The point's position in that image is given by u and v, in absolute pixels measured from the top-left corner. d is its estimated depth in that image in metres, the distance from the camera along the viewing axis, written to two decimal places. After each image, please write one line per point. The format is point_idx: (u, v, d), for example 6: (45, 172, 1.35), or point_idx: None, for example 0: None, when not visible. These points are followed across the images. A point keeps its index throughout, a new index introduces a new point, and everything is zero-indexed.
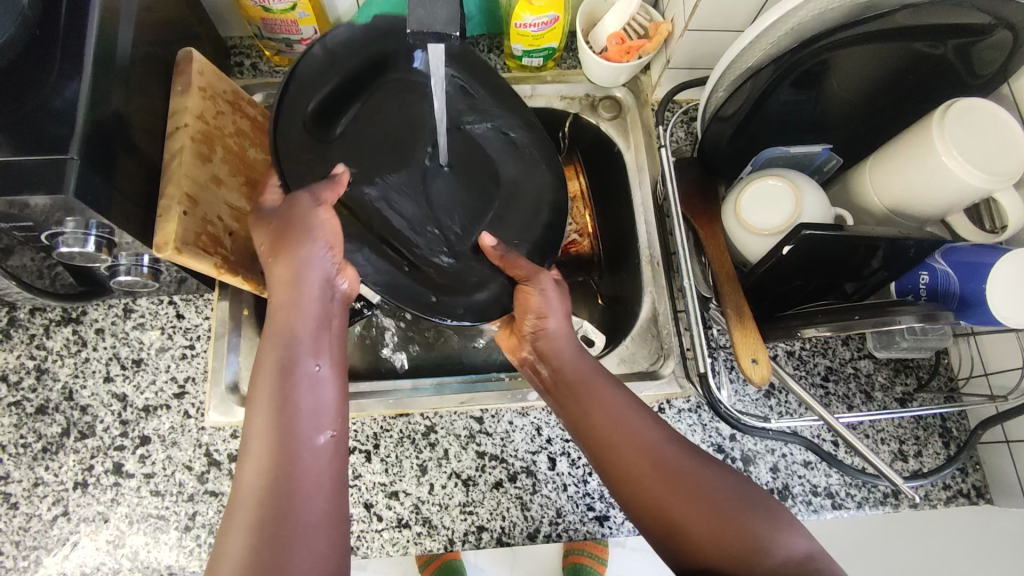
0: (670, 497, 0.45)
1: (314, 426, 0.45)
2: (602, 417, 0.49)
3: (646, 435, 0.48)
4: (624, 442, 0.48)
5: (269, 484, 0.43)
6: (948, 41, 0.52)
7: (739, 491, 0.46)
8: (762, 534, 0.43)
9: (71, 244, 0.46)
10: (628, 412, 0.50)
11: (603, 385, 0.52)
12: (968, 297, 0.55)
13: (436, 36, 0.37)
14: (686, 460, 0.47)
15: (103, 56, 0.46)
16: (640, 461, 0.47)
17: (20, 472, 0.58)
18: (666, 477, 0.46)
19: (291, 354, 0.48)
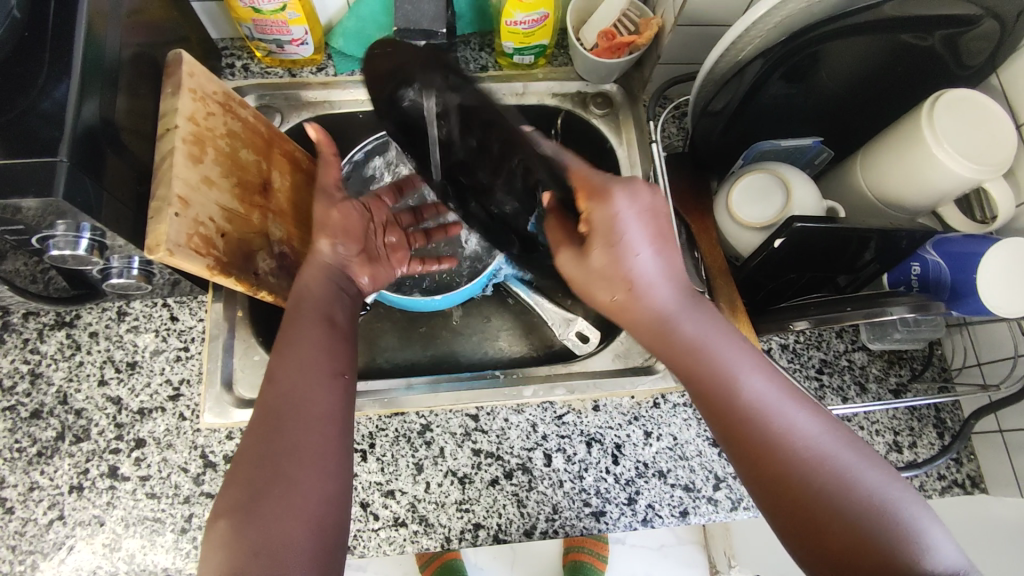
0: (812, 492, 0.41)
1: (329, 371, 0.48)
2: (726, 396, 0.46)
3: (795, 428, 0.43)
4: (750, 420, 0.44)
5: (275, 421, 0.45)
6: (936, 33, 0.52)
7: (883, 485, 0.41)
8: (913, 552, 0.38)
9: (62, 247, 0.46)
10: (768, 399, 0.45)
11: (737, 365, 0.47)
12: (958, 286, 0.56)
13: None
14: (829, 449, 0.42)
15: (92, 58, 0.46)
16: (768, 443, 0.43)
17: (15, 476, 0.58)
18: (812, 475, 0.41)
19: (308, 311, 0.52)
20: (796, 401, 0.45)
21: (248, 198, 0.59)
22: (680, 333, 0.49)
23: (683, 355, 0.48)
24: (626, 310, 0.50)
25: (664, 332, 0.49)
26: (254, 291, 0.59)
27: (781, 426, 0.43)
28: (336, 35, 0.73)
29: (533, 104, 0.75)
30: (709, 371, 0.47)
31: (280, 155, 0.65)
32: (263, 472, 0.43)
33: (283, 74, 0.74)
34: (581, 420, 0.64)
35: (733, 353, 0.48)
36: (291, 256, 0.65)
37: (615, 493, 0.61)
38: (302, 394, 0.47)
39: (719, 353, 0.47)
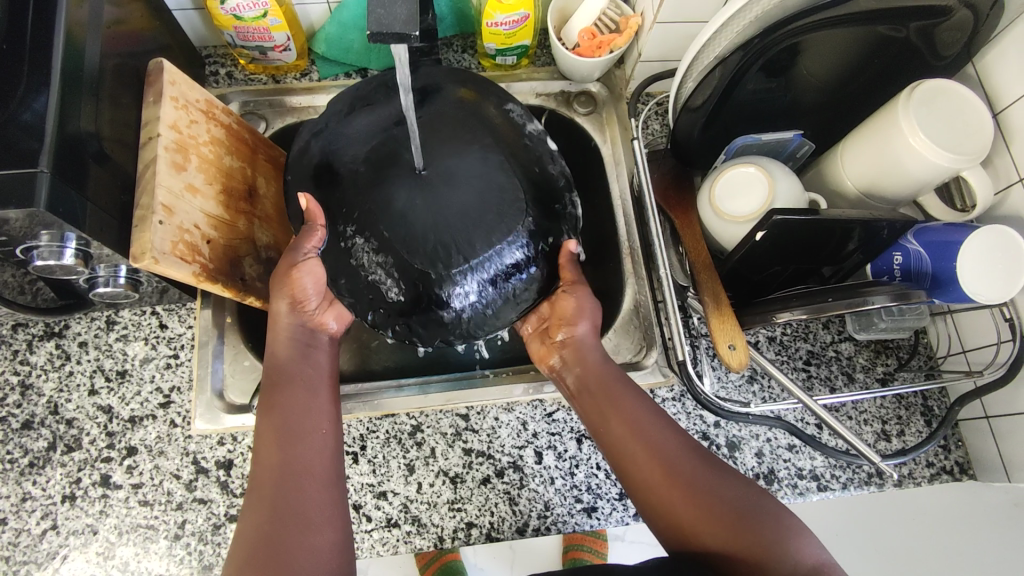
0: (685, 505, 0.46)
1: (310, 431, 0.50)
2: (618, 422, 0.51)
3: (667, 447, 0.49)
4: (644, 451, 0.49)
5: (270, 487, 0.47)
6: (909, 24, 0.53)
7: (757, 500, 0.46)
8: (780, 548, 0.43)
9: (46, 257, 0.46)
10: (650, 422, 0.51)
11: (626, 393, 0.53)
12: (940, 275, 0.56)
13: (396, 37, 0.37)
14: (705, 467, 0.48)
15: (72, 69, 0.46)
16: (659, 472, 0.48)
17: (8, 487, 0.58)
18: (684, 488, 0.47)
19: (282, 375, 0.54)
20: (670, 429, 0.51)
21: (234, 205, 0.59)
22: (592, 374, 0.55)
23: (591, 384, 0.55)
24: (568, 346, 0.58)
25: (583, 377, 0.56)
26: (241, 297, 0.59)
27: (668, 453, 0.49)
28: (319, 40, 0.73)
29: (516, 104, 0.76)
30: (612, 412, 0.52)
31: (264, 161, 0.65)
32: (263, 531, 0.45)
33: (266, 80, 0.74)
34: (571, 417, 0.64)
35: (634, 397, 0.53)
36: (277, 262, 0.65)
37: (606, 489, 0.61)
38: (288, 454, 0.49)
39: (620, 395, 0.53)
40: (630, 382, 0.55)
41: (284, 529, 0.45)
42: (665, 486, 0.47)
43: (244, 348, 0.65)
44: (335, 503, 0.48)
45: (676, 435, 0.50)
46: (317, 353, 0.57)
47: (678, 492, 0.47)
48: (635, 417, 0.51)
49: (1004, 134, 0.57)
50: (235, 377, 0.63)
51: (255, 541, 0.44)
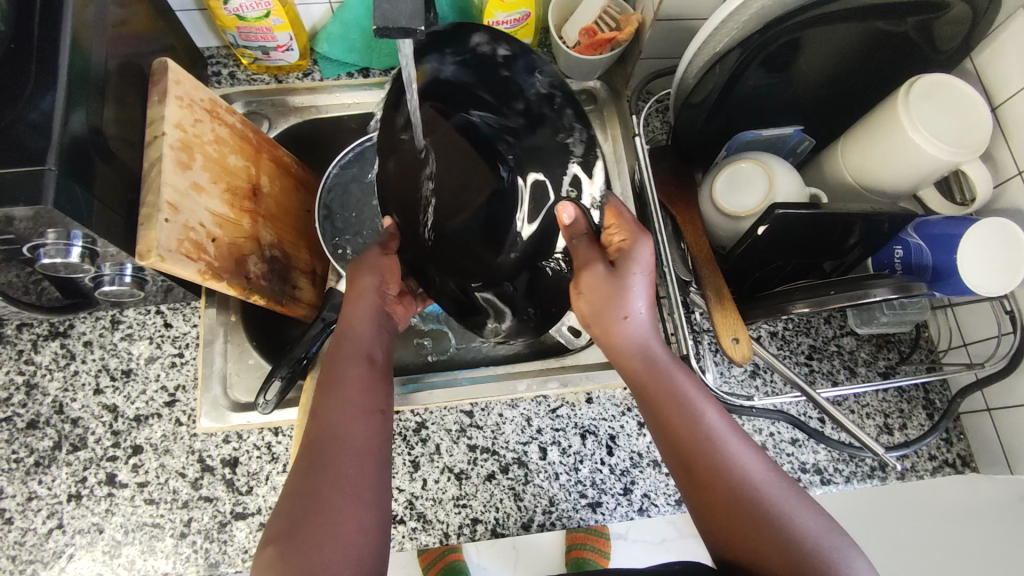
0: (745, 522, 0.42)
1: (365, 410, 0.47)
2: (680, 419, 0.46)
3: (734, 458, 0.44)
4: (706, 464, 0.44)
5: (313, 464, 0.44)
6: (908, 20, 0.53)
7: (827, 533, 0.41)
8: None
9: (53, 255, 0.47)
10: (717, 427, 0.46)
11: (693, 390, 0.48)
12: (941, 268, 0.56)
13: (402, 31, 0.37)
14: (775, 491, 0.43)
15: (78, 69, 0.47)
16: (722, 486, 0.43)
17: (14, 487, 0.58)
18: (746, 505, 0.42)
19: (350, 346, 0.51)
20: (742, 436, 0.46)
21: (238, 203, 0.59)
22: (650, 367, 0.49)
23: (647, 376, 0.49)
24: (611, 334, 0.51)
25: (635, 372, 0.50)
26: (246, 295, 0.59)
27: (734, 470, 0.44)
28: (321, 40, 0.73)
29: None
30: (673, 414, 0.47)
31: (268, 161, 0.65)
32: (299, 510, 0.42)
33: (269, 80, 0.75)
34: (575, 412, 0.64)
35: (699, 397, 0.48)
36: (281, 261, 0.65)
37: (611, 484, 0.62)
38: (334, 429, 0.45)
39: (680, 393, 0.48)
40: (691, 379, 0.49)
41: (313, 517, 0.41)
42: (724, 507, 0.43)
43: (248, 346, 0.65)
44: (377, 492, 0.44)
45: (742, 446, 0.45)
46: (383, 333, 0.54)
47: (739, 517, 0.42)
48: (699, 424, 0.46)
49: (1003, 128, 0.57)
50: (239, 374, 0.64)
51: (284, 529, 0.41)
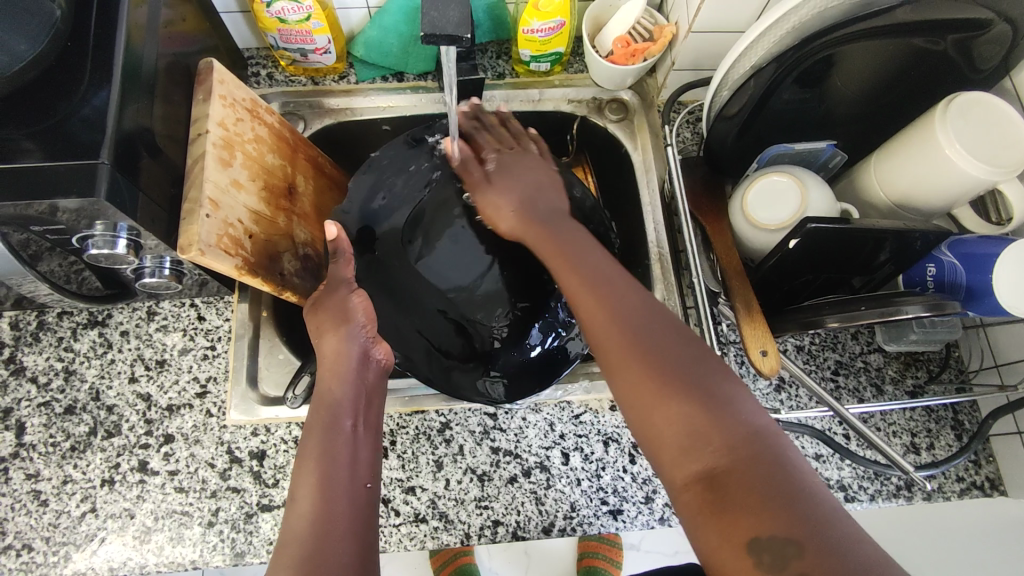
0: (624, 336, 0.43)
1: (354, 480, 0.47)
2: (573, 264, 0.49)
3: (617, 291, 0.46)
4: (591, 304, 0.46)
5: (305, 542, 0.43)
6: (947, 37, 0.53)
7: (703, 359, 0.42)
8: (720, 402, 0.40)
9: (100, 246, 0.48)
10: (604, 271, 0.48)
11: (585, 248, 0.51)
12: (975, 289, 0.56)
13: (448, 38, 0.39)
14: (654, 323, 0.44)
15: (131, 66, 0.48)
16: (603, 309, 0.45)
17: (50, 470, 0.60)
18: (626, 326, 0.44)
19: (332, 413, 0.50)
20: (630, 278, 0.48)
21: (274, 201, 0.61)
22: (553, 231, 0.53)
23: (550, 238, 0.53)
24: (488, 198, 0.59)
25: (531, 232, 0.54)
26: (279, 291, 0.60)
27: (616, 299, 0.45)
28: (358, 44, 0.74)
29: (549, 110, 0.77)
30: (565, 269, 0.50)
31: (304, 160, 0.67)
32: None
33: (306, 82, 0.77)
34: (598, 419, 0.65)
35: (588, 249, 0.51)
36: (314, 258, 0.66)
37: (632, 492, 0.62)
38: (324, 498, 0.45)
39: (572, 249, 0.51)
40: (584, 236, 0.53)
41: None
42: (614, 341, 0.44)
43: (279, 341, 0.66)
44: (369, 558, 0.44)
45: (628, 290, 0.47)
46: (368, 390, 0.53)
47: (624, 345, 0.43)
48: (589, 273, 0.48)
49: None
50: (269, 369, 0.65)
51: None
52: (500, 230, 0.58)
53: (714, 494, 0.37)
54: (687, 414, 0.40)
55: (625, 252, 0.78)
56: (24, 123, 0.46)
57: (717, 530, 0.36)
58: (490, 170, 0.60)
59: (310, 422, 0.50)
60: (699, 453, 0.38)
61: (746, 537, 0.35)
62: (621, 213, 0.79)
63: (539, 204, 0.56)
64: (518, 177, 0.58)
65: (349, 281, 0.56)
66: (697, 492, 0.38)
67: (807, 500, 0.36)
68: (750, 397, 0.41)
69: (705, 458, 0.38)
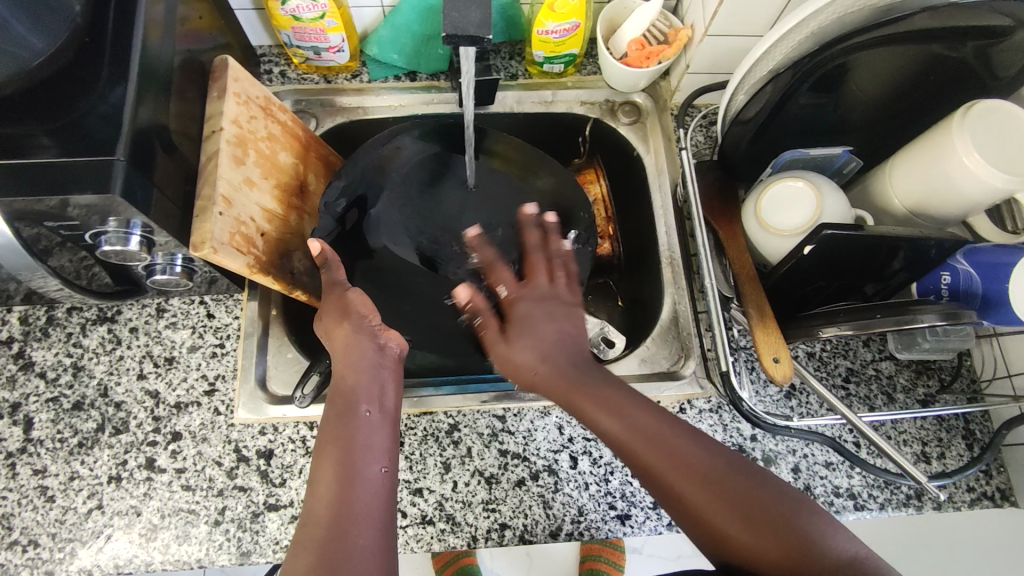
0: (700, 493, 0.44)
1: (369, 469, 0.47)
2: (616, 412, 0.49)
3: (674, 443, 0.46)
4: (651, 458, 0.46)
5: (321, 534, 0.43)
6: (967, 44, 0.52)
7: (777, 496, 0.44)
8: (810, 535, 0.42)
9: (113, 242, 0.48)
10: (650, 419, 0.48)
11: (619, 394, 0.50)
12: (991, 297, 0.55)
13: (469, 39, 0.39)
14: (717, 467, 0.45)
15: (148, 62, 0.48)
16: (670, 469, 0.45)
17: (57, 466, 0.59)
18: (696, 478, 0.45)
19: (349, 400, 0.50)
20: (671, 424, 0.48)
21: (286, 200, 0.60)
22: (579, 376, 0.51)
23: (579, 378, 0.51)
24: (507, 358, 0.53)
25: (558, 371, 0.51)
26: (290, 290, 0.60)
27: (677, 452, 0.46)
28: (371, 43, 0.74)
29: (561, 111, 0.77)
30: (613, 418, 0.49)
31: (316, 159, 0.67)
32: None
33: (318, 80, 0.76)
34: None
35: (620, 391, 0.50)
36: None
37: (641, 497, 0.61)
38: (343, 486, 0.46)
39: (610, 386, 0.51)
40: (604, 372, 0.52)
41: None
42: (691, 493, 0.45)
43: (288, 340, 0.66)
44: (386, 552, 0.44)
45: (680, 434, 0.47)
46: (385, 374, 0.53)
47: (701, 494, 0.44)
48: (635, 419, 0.48)
49: None
50: (278, 368, 0.64)
51: None
52: (520, 385, 0.54)
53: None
54: (779, 558, 0.41)
55: (635, 255, 0.77)
56: (40, 118, 0.46)
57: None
58: (512, 321, 0.54)
59: (329, 409, 0.51)
60: None
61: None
62: (631, 216, 0.78)
63: (564, 355, 0.52)
64: (536, 328, 0.53)
65: (342, 282, 0.55)
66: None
67: None
68: (830, 522, 0.43)
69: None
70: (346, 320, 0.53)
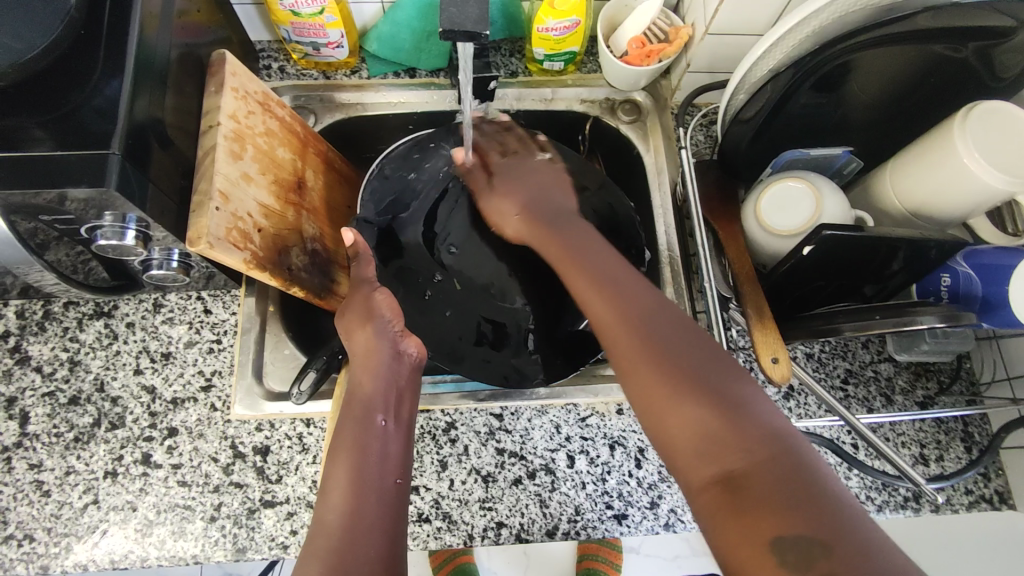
0: (634, 339, 0.43)
1: (383, 478, 0.46)
2: (582, 267, 0.50)
3: (624, 295, 0.46)
4: (600, 303, 0.47)
5: (332, 540, 0.42)
6: (969, 44, 0.52)
7: (713, 356, 0.42)
8: (738, 399, 0.40)
9: (109, 237, 0.48)
10: (611, 276, 0.48)
11: (591, 255, 0.51)
12: (991, 299, 0.55)
13: (466, 35, 0.39)
14: (662, 320, 0.44)
15: (145, 57, 0.48)
16: (614, 315, 0.45)
17: (53, 460, 0.59)
18: (636, 327, 0.44)
19: (365, 409, 0.50)
20: (635, 281, 0.48)
21: (284, 196, 0.60)
22: (561, 239, 0.53)
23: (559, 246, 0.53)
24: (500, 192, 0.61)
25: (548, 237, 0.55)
26: (287, 287, 0.60)
27: (625, 302, 0.46)
28: (371, 38, 0.74)
29: (561, 109, 0.76)
30: (576, 275, 0.50)
31: (314, 155, 0.66)
32: None
33: (317, 76, 0.76)
34: (604, 423, 0.64)
35: (594, 253, 0.51)
36: (323, 253, 0.66)
37: (638, 497, 0.61)
38: (356, 493, 0.45)
39: (581, 248, 0.52)
40: (587, 237, 0.53)
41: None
42: (624, 339, 0.44)
43: (286, 336, 0.66)
44: (393, 556, 0.43)
45: (636, 287, 0.47)
46: (400, 382, 0.53)
47: (635, 342, 0.43)
48: (600, 271, 0.49)
49: None
50: (275, 364, 0.64)
51: None
52: (506, 236, 0.61)
53: (732, 497, 0.37)
54: (696, 417, 0.40)
55: None
56: (35, 112, 0.46)
57: (739, 532, 0.36)
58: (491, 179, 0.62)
59: (343, 420, 0.50)
60: (719, 457, 0.39)
61: (768, 538, 0.35)
62: None
63: (543, 205, 0.58)
64: (512, 185, 0.60)
65: (369, 280, 0.56)
66: (714, 492, 0.38)
67: (830, 500, 0.36)
68: (763, 394, 0.41)
69: (719, 460, 0.38)
70: (367, 325, 0.54)
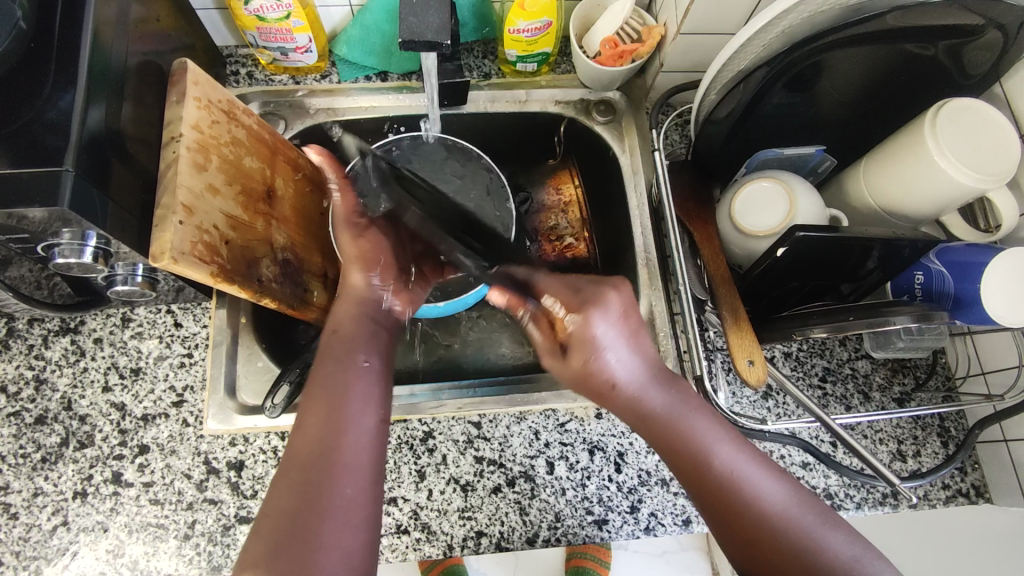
0: (785, 555, 0.43)
1: (362, 417, 0.47)
2: (704, 460, 0.47)
3: (759, 490, 0.45)
4: (743, 505, 0.45)
5: (304, 471, 0.43)
6: (938, 43, 0.52)
7: (858, 543, 0.44)
8: None
9: (67, 255, 0.47)
10: (736, 463, 0.47)
11: (707, 427, 0.48)
12: (962, 297, 0.55)
13: (427, 45, 0.38)
14: (810, 515, 0.45)
15: (98, 66, 0.47)
16: (760, 524, 0.44)
17: (20, 482, 0.58)
18: (781, 536, 0.44)
19: (348, 348, 0.50)
20: (755, 461, 0.47)
21: (253, 206, 0.59)
22: (664, 420, 0.49)
23: (665, 429, 0.48)
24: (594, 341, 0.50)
25: (647, 414, 0.49)
26: (258, 298, 0.59)
27: (763, 500, 0.45)
28: (340, 43, 0.73)
29: (536, 111, 0.76)
30: (699, 461, 0.47)
31: (284, 162, 0.65)
32: (294, 516, 0.41)
33: (286, 81, 0.75)
34: (584, 428, 0.64)
35: (712, 427, 0.48)
36: (294, 262, 0.65)
37: (618, 501, 0.61)
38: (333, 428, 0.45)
39: (693, 429, 0.48)
40: (694, 399, 0.50)
41: (311, 518, 0.41)
42: (766, 547, 0.44)
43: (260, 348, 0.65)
44: (369, 497, 0.44)
45: (767, 474, 0.47)
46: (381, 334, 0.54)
47: (786, 555, 0.43)
48: (723, 462, 0.47)
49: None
50: (248, 378, 0.63)
51: (278, 537, 0.41)
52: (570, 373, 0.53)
53: None
54: None
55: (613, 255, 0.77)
56: None
57: None
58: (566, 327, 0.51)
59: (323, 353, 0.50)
60: None
61: None
62: (608, 217, 0.78)
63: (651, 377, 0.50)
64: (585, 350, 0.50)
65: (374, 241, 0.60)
66: None
67: None
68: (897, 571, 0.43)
69: None
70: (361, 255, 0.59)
